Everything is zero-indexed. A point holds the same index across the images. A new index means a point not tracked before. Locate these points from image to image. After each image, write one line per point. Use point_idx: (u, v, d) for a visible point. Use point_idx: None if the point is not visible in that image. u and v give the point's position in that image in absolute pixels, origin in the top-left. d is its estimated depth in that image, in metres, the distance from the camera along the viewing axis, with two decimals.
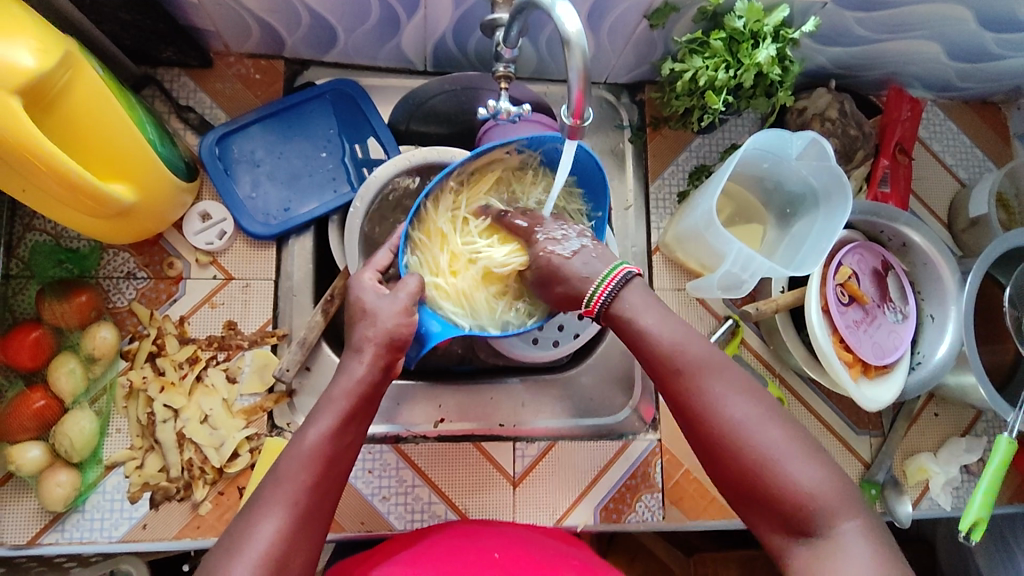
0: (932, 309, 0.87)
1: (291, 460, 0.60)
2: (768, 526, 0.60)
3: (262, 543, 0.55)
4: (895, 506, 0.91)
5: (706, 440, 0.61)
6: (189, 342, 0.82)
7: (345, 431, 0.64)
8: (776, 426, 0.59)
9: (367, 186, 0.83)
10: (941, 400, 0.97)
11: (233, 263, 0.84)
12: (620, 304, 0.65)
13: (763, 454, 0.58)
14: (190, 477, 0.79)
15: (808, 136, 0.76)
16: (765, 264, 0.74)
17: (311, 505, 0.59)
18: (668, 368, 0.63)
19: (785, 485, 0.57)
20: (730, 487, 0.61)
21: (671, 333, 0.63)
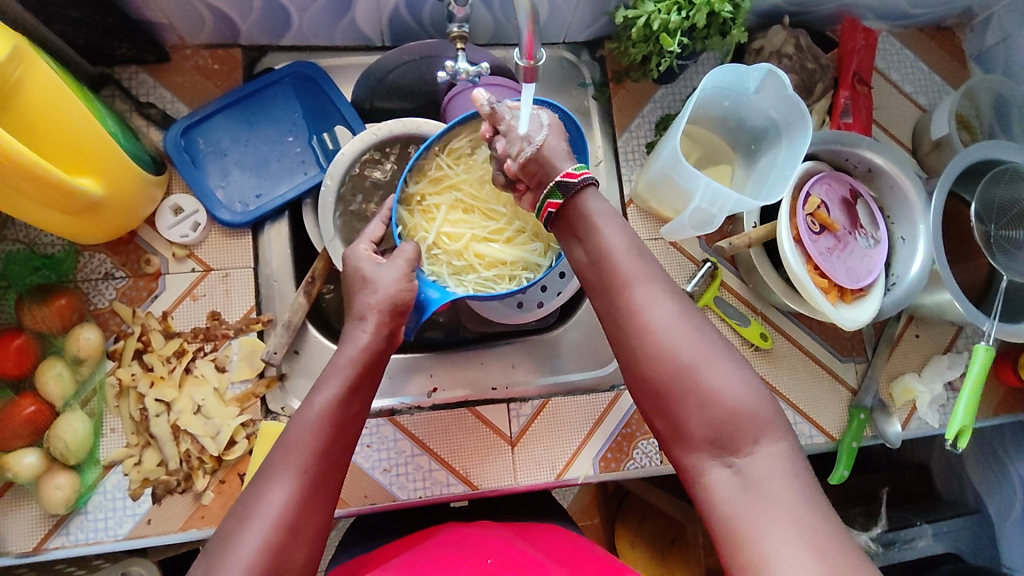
0: (903, 231, 0.89)
1: (298, 428, 0.61)
2: (689, 444, 0.57)
3: (274, 507, 0.55)
4: (884, 428, 0.92)
5: (632, 344, 0.60)
6: (174, 336, 0.82)
7: (349, 402, 0.65)
8: (699, 335, 0.58)
9: (336, 163, 0.83)
10: (922, 321, 0.98)
11: (209, 254, 0.84)
12: (581, 208, 0.64)
13: (686, 361, 0.57)
14: (189, 468, 0.79)
15: (764, 69, 0.78)
16: (732, 197, 0.75)
17: (323, 472, 0.59)
18: (610, 262, 0.62)
19: (706, 394, 0.56)
20: (654, 398, 0.58)
21: (615, 235, 0.63)
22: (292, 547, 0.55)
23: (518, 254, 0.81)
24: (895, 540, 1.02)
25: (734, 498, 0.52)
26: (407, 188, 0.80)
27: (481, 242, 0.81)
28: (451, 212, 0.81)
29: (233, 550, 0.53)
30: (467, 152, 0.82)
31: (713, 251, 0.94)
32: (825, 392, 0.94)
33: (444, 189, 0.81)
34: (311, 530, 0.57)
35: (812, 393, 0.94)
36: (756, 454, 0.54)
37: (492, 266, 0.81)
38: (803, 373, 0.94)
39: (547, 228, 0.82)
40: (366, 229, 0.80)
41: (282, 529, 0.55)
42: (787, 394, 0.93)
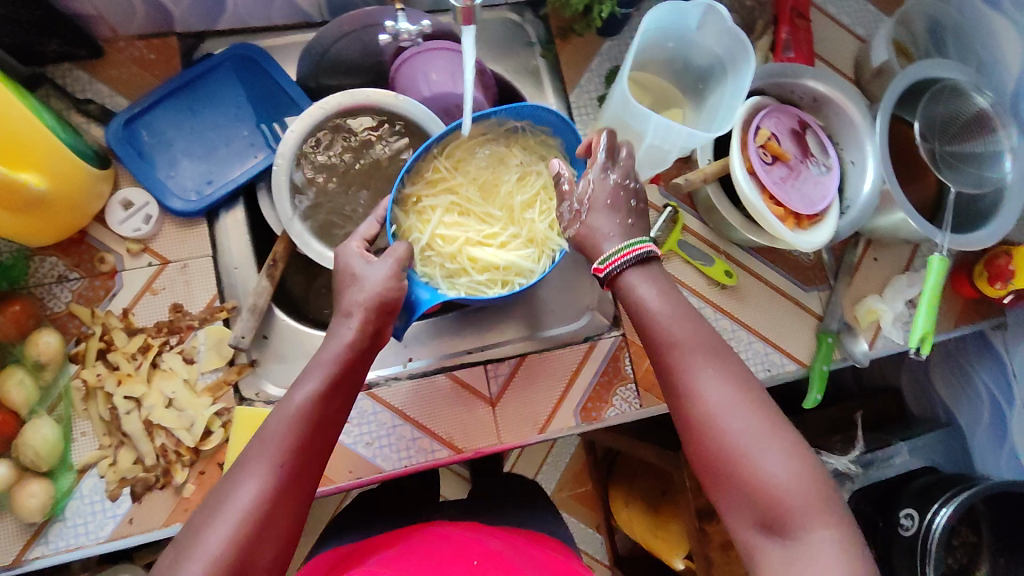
0: (852, 155, 0.90)
1: (276, 422, 0.60)
2: (744, 521, 0.63)
3: (244, 503, 0.56)
4: (852, 349, 0.96)
5: (687, 424, 0.66)
6: (138, 332, 0.80)
7: (331, 397, 0.64)
8: (750, 414, 0.63)
9: (282, 143, 0.81)
10: (879, 244, 1.00)
11: (165, 246, 0.83)
12: (623, 283, 0.70)
13: (736, 440, 0.63)
14: (167, 462, 0.78)
15: (703, 4, 0.78)
16: (684, 132, 0.76)
17: (298, 468, 0.59)
18: (667, 343, 0.68)
19: (757, 473, 0.61)
20: (706, 475, 0.65)
21: (669, 310, 0.69)
22: (261, 546, 0.55)
23: (512, 259, 0.82)
24: (873, 460, 1.08)
25: None
26: (403, 189, 0.81)
27: (475, 246, 0.82)
28: (446, 214, 0.83)
29: (201, 546, 0.54)
30: (465, 155, 0.84)
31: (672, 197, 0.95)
32: (791, 322, 0.97)
33: (440, 192, 0.83)
34: (282, 526, 0.57)
35: (780, 324, 0.96)
36: (810, 537, 0.59)
37: (485, 269, 0.82)
38: (769, 306, 0.96)
39: (543, 233, 0.83)
40: (359, 227, 0.77)
41: (251, 527, 0.55)
42: (756, 328, 0.96)
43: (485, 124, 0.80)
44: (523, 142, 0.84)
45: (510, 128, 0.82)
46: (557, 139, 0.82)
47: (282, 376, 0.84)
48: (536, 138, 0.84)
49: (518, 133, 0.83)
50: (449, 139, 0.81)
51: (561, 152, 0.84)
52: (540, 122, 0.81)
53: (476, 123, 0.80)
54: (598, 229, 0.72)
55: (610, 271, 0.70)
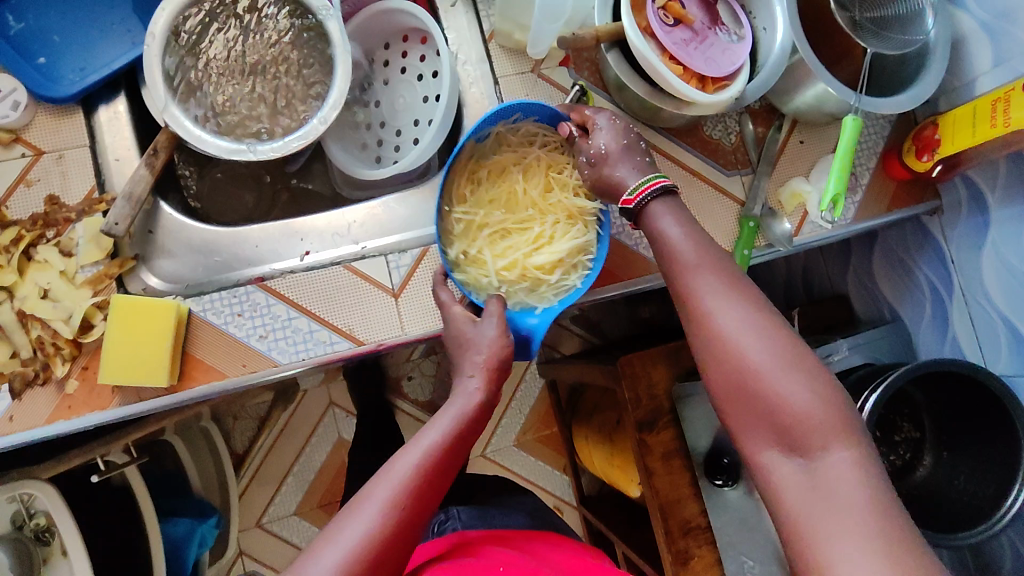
0: (764, 21, 0.86)
1: (402, 458, 0.64)
2: (764, 442, 0.62)
3: (354, 539, 0.58)
4: (775, 232, 0.91)
5: (706, 350, 0.66)
6: (11, 225, 0.76)
7: (454, 445, 0.66)
8: (767, 340, 0.63)
9: (156, 19, 0.76)
10: (806, 126, 0.95)
11: (39, 137, 0.79)
12: (647, 212, 0.72)
13: (754, 364, 0.62)
14: (45, 356, 0.75)
15: None
16: None
17: (411, 507, 0.61)
18: (686, 265, 0.69)
19: (775, 397, 0.61)
20: (726, 397, 0.65)
21: (688, 241, 0.70)
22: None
23: (570, 242, 0.80)
24: None
25: (802, 494, 0.59)
26: (446, 252, 0.81)
27: (535, 252, 0.81)
28: (494, 244, 0.82)
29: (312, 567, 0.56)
30: (474, 186, 0.83)
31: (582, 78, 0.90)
32: (715, 209, 0.92)
33: (474, 227, 0.82)
34: (390, 567, 0.59)
35: (702, 211, 0.92)
36: (823, 454, 0.59)
37: (554, 268, 0.81)
38: (691, 192, 0.92)
39: (573, 205, 0.81)
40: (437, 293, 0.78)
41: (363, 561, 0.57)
42: None
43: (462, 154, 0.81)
44: (514, 143, 0.84)
45: (483, 143, 0.83)
46: (535, 117, 0.82)
47: (169, 271, 0.82)
48: (517, 134, 0.84)
49: (501, 138, 0.83)
50: (449, 181, 0.81)
51: (542, 128, 0.83)
52: (511, 115, 0.81)
53: (456, 159, 0.81)
54: (616, 176, 0.74)
55: (637, 200, 0.72)
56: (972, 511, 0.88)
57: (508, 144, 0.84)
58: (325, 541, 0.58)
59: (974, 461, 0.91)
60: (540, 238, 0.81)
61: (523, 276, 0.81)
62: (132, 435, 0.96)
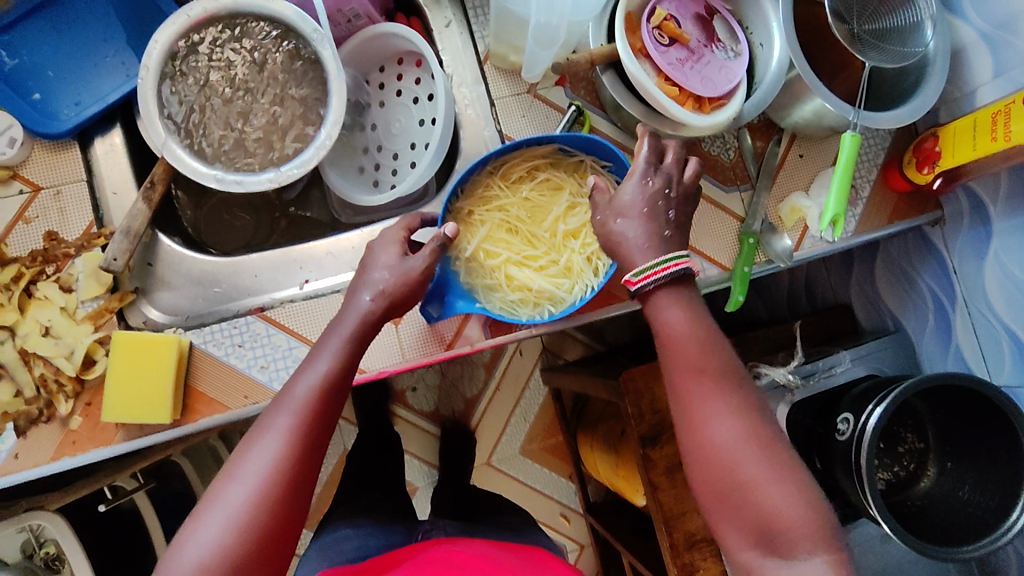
0: (761, 36, 0.85)
1: (282, 404, 0.63)
2: (741, 539, 0.62)
3: (260, 471, 0.60)
4: (775, 247, 0.90)
5: (696, 456, 0.64)
6: (11, 263, 0.77)
7: (336, 377, 0.66)
8: (762, 455, 0.62)
9: (149, 52, 0.77)
10: (805, 140, 0.95)
11: (35, 172, 0.79)
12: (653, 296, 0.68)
13: (746, 476, 0.61)
14: (48, 393, 0.75)
15: None
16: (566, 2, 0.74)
17: (299, 465, 0.61)
18: (693, 367, 0.66)
19: (764, 506, 0.60)
20: (709, 498, 0.63)
21: (692, 336, 0.67)
22: (290, 506, 0.60)
23: (547, 285, 0.79)
24: (814, 371, 1.03)
25: None
26: (455, 201, 0.80)
27: (517, 266, 0.80)
28: (497, 233, 0.80)
29: (220, 509, 0.58)
30: (524, 177, 0.82)
31: (579, 97, 0.90)
32: (714, 226, 0.91)
33: (494, 208, 0.81)
34: (282, 543, 0.59)
35: (703, 227, 0.91)
36: (805, 559, 0.59)
37: (518, 290, 0.80)
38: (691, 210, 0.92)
39: (580, 266, 0.80)
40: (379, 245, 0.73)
41: (276, 489, 0.59)
42: None
43: (544, 148, 0.80)
44: (586, 177, 0.81)
45: (567, 156, 0.81)
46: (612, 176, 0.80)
47: (170, 303, 0.82)
48: (595, 176, 0.81)
49: (581, 165, 0.81)
50: (500, 157, 0.79)
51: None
52: (603, 158, 0.79)
53: (531, 147, 0.79)
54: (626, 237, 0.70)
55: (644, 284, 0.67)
56: (968, 527, 0.87)
57: (579, 180, 0.82)
58: (230, 481, 0.59)
59: (979, 468, 0.90)
60: (531, 259, 0.81)
61: (494, 273, 0.80)
62: (133, 464, 0.96)
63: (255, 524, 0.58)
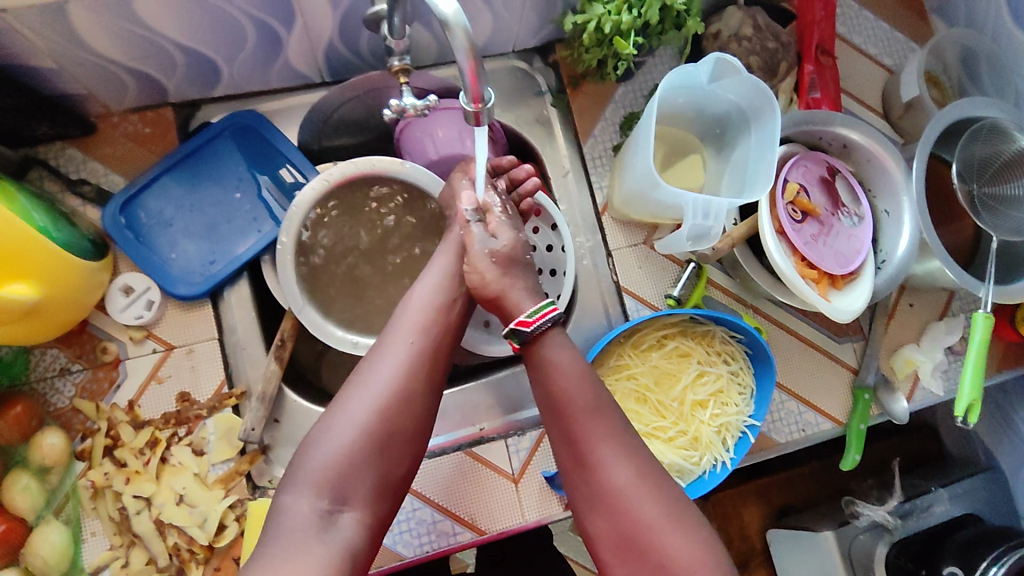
0: (886, 203, 0.87)
1: (404, 312, 0.70)
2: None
3: (388, 380, 0.64)
4: (890, 405, 0.93)
5: (595, 495, 0.64)
6: (145, 425, 0.77)
7: (450, 303, 0.71)
8: (654, 496, 0.62)
9: (290, 218, 0.78)
10: (914, 289, 0.98)
11: (169, 331, 0.79)
12: (545, 340, 0.68)
13: (645, 521, 0.61)
14: (181, 561, 0.75)
15: (713, 58, 0.73)
16: (725, 202, 0.69)
17: (421, 359, 0.66)
18: (571, 410, 0.65)
19: (664, 554, 0.60)
20: (614, 549, 0.62)
21: (576, 383, 0.66)
22: (404, 412, 0.63)
23: (676, 458, 0.80)
24: (911, 510, 1.04)
25: None
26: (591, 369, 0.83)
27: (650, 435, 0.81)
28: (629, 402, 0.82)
29: (345, 416, 0.61)
30: (655, 344, 0.84)
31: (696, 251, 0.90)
32: (829, 377, 0.94)
33: (627, 376, 0.82)
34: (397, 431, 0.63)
35: (815, 379, 0.93)
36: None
37: None
38: (801, 360, 0.94)
39: (710, 437, 0.81)
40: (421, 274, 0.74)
41: (396, 383, 0.64)
42: (788, 385, 0.93)
43: (676, 317, 0.82)
44: (715, 344, 0.84)
45: (698, 324, 0.84)
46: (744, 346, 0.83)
47: None
48: (724, 344, 0.84)
49: (711, 334, 0.83)
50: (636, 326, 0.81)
51: (747, 362, 0.83)
52: (737, 330, 0.81)
53: (664, 317, 0.82)
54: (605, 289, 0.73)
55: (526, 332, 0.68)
56: None
57: (709, 345, 0.84)
58: (354, 391, 0.63)
59: None
60: (662, 428, 0.82)
61: None
62: None
63: (378, 420, 0.62)
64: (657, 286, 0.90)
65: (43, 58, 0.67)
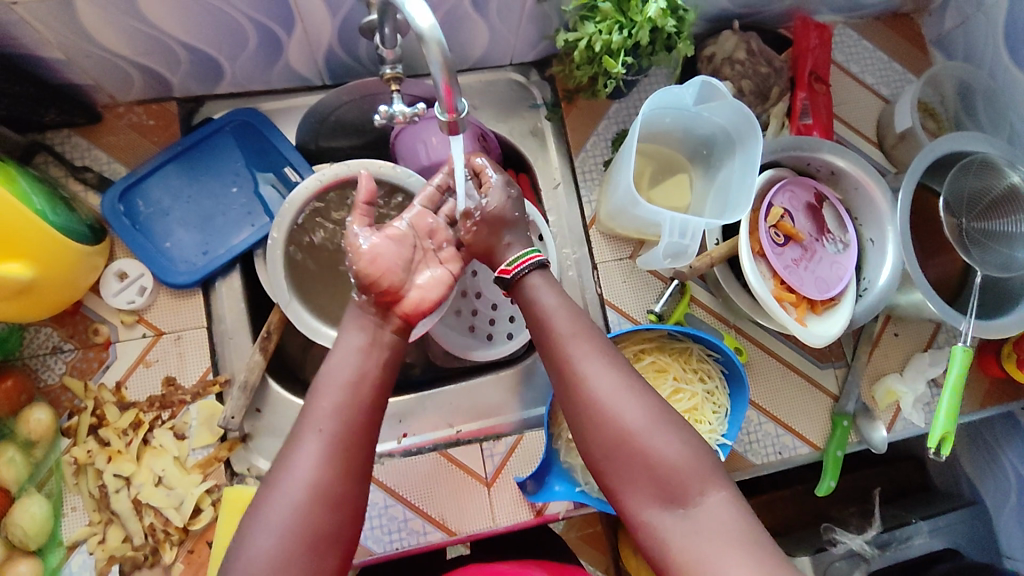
0: (872, 233, 0.87)
1: (319, 391, 0.63)
2: (638, 493, 0.62)
3: (305, 476, 0.58)
4: (869, 433, 0.93)
5: (580, 413, 0.65)
6: (130, 407, 0.79)
7: (367, 373, 0.65)
8: (639, 400, 0.64)
9: (281, 215, 0.80)
10: (900, 318, 0.97)
11: (159, 317, 0.82)
12: (526, 283, 0.73)
13: (631, 428, 0.62)
14: (155, 541, 0.77)
15: (697, 82, 0.74)
16: (702, 222, 0.71)
17: (342, 443, 0.60)
18: (557, 337, 0.69)
19: (652, 456, 0.61)
20: (604, 459, 0.64)
21: (560, 312, 0.70)
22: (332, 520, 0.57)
23: None
24: (890, 539, 1.04)
25: (680, 546, 0.58)
26: None
27: None
28: None
29: (266, 523, 0.56)
30: (633, 357, 0.84)
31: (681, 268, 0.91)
32: (808, 402, 0.93)
33: None
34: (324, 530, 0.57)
35: (796, 403, 0.93)
36: (699, 498, 0.59)
37: None
38: (784, 383, 0.93)
39: None
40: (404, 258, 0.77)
41: (319, 479, 0.58)
42: (767, 407, 0.93)
43: (654, 332, 0.83)
44: (692, 361, 0.84)
45: (675, 340, 0.85)
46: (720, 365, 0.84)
47: (275, 450, 0.84)
48: (701, 361, 0.84)
49: (688, 350, 0.84)
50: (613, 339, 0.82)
51: (723, 381, 0.84)
52: (714, 349, 0.82)
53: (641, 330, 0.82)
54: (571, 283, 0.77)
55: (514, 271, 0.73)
56: None
57: (686, 362, 0.84)
58: (269, 492, 0.57)
59: None
60: None
61: None
62: None
63: (300, 524, 0.56)
64: (639, 301, 0.91)
65: (53, 50, 0.71)
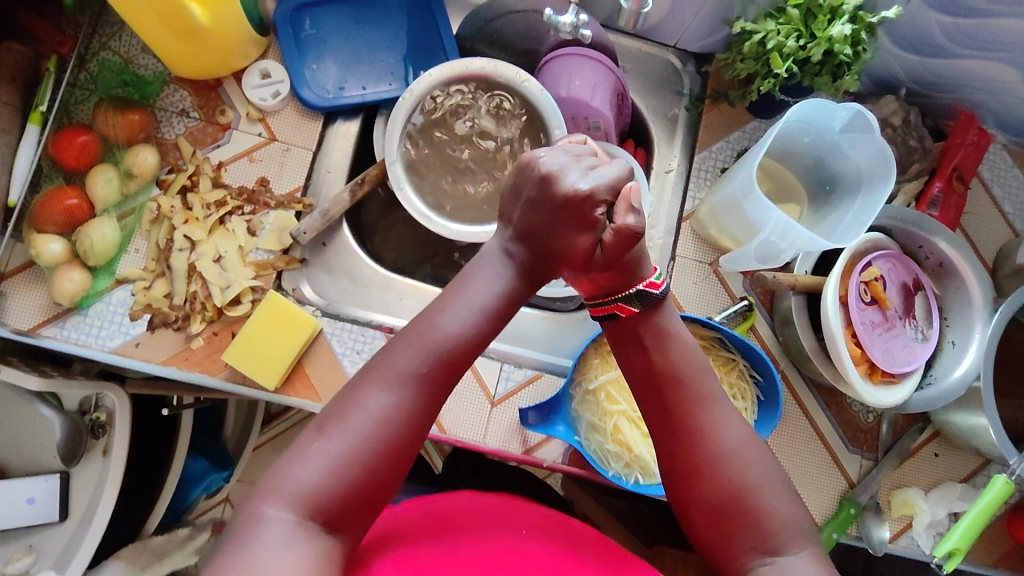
0: (955, 335, 0.85)
1: (418, 340, 0.60)
2: (735, 546, 0.59)
3: (371, 424, 0.55)
4: (871, 531, 0.88)
5: (694, 457, 0.61)
6: (221, 187, 0.85)
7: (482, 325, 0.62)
8: (761, 456, 0.61)
9: (420, 80, 0.85)
10: (946, 442, 0.93)
11: (279, 125, 0.88)
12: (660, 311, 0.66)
13: (746, 481, 0.60)
14: (190, 309, 0.81)
15: (852, 107, 0.75)
16: (803, 235, 0.74)
17: (427, 399, 0.58)
18: (674, 378, 0.64)
19: (764, 512, 0.58)
20: (705, 507, 0.61)
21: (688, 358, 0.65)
22: (397, 439, 0.56)
23: (648, 452, 0.80)
24: None
25: None
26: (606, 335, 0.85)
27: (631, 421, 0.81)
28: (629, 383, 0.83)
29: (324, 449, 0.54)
30: None
31: (754, 294, 0.91)
32: (822, 475, 0.90)
33: None
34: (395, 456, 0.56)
35: (811, 470, 0.90)
36: (800, 556, 0.57)
37: (621, 443, 0.80)
38: (806, 448, 0.91)
39: None
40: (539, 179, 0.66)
41: (396, 432, 0.56)
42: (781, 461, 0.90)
43: (708, 332, 0.84)
44: (732, 375, 0.84)
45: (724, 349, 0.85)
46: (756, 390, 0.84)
47: (323, 284, 0.88)
48: (741, 379, 0.84)
49: (732, 363, 0.84)
50: None
51: (753, 405, 0.83)
52: (759, 370, 0.82)
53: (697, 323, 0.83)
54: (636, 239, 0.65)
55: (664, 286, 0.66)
56: None
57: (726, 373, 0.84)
58: (334, 425, 0.55)
59: None
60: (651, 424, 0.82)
61: (607, 413, 0.82)
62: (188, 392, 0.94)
63: (366, 455, 0.54)
64: (701, 306, 0.91)
65: None
